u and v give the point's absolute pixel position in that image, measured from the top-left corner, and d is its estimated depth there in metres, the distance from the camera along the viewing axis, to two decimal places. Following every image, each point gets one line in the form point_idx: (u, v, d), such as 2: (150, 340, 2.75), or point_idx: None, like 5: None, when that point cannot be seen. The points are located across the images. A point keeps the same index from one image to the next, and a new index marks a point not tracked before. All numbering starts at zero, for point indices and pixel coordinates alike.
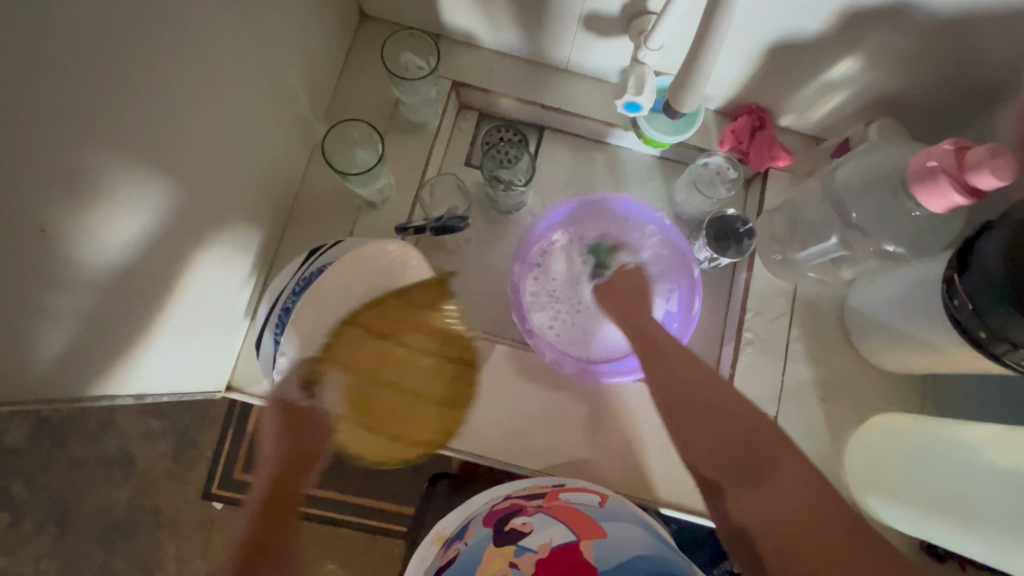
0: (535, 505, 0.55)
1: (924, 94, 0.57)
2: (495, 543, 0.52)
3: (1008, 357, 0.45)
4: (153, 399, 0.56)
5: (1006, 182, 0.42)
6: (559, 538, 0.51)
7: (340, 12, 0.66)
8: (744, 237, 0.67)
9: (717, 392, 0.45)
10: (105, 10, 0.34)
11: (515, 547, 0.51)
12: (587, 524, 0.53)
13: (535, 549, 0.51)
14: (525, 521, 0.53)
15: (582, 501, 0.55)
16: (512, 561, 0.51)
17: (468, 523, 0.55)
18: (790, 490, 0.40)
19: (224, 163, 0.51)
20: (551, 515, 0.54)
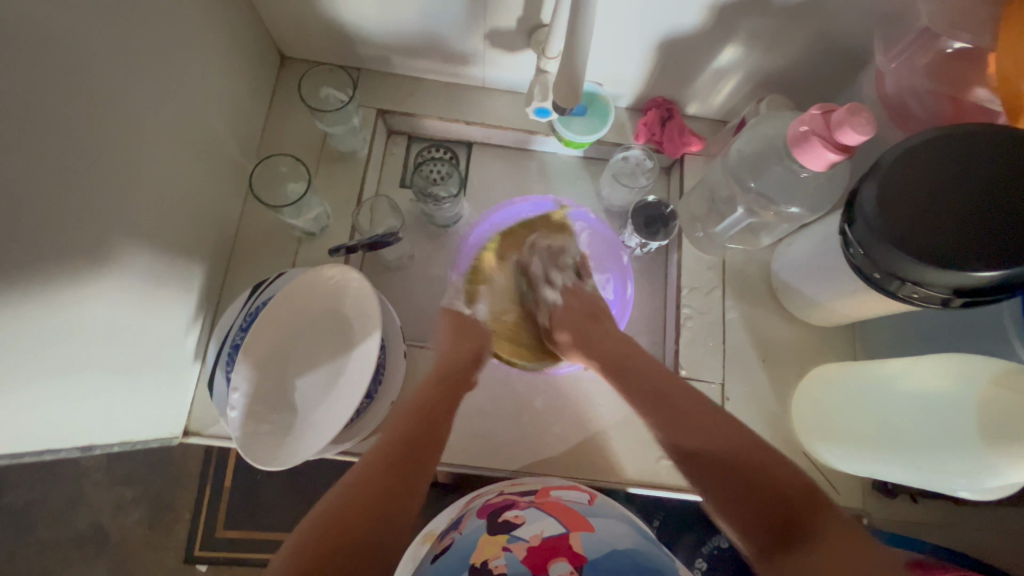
0: (527, 501, 0.54)
1: (799, 70, 0.63)
2: (489, 532, 0.50)
3: (902, 292, 0.50)
4: (104, 451, 0.54)
5: (867, 135, 0.47)
6: (551, 530, 0.49)
7: (259, 57, 0.69)
8: (670, 220, 0.71)
9: (729, 427, 0.47)
10: (15, 77, 0.36)
11: (507, 535, 0.49)
12: (575, 518, 0.51)
13: (528, 538, 0.49)
14: (517, 513, 0.52)
15: (572, 498, 0.55)
16: (505, 547, 0.48)
17: (463, 515, 0.54)
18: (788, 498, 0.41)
19: (158, 210, 0.53)
20: (542, 509, 0.52)
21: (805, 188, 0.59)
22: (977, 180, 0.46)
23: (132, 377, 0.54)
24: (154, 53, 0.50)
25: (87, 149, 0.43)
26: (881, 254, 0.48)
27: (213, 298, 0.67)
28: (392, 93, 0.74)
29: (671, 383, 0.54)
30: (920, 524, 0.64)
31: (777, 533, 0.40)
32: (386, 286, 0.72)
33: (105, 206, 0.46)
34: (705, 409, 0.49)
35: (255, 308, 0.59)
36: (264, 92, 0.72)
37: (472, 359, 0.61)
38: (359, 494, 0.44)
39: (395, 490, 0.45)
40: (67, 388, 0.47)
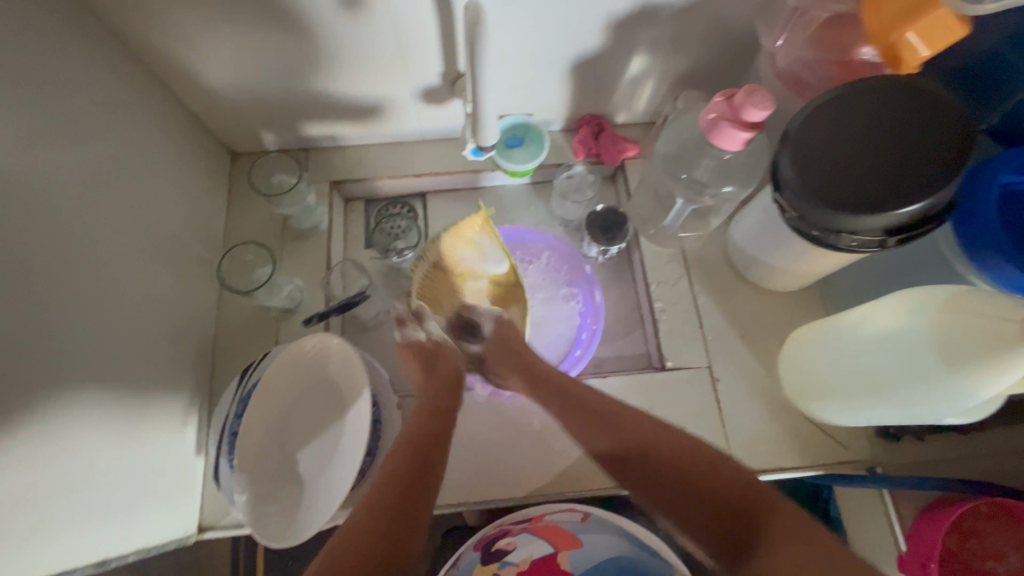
0: (520, 526, 0.54)
1: (704, 65, 0.68)
2: (483, 562, 0.54)
3: (840, 243, 0.52)
4: (119, 563, 0.54)
5: (769, 110, 0.51)
6: (539, 552, 0.55)
7: (210, 159, 0.74)
8: (624, 223, 0.73)
9: (664, 430, 0.51)
10: None
11: (498, 561, 0.54)
12: (564, 539, 0.55)
13: (517, 562, 0.54)
14: (509, 540, 0.54)
15: (564, 519, 0.55)
16: (496, 572, 0.54)
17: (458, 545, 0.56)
18: (709, 462, 0.46)
19: (133, 318, 0.56)
20: (535, 532, 0.54)
21: (734, 167, 0.63)
22: (881, 126, 0.49)
23: (137, 486, 0.55)
24: (105, 173, 0.54)
25: (50, 275, 0.46)
26: (812, 214, 0.51)
27: (204, 393, 0.68)
28: (341, 164, 0.79)
29: (596, 393, 0.58)
30: (923, 463, 0.64)
31: (731, 541, 0.42)
32: (369, 344, 0.74)
33: (78, 324, 0.49)
34: (642, 424, 0.52)
35: (247, 390, 0.61)
36: (221, 189, 0.76)
37: (455, 378, 0.64)
38: (353, 543, 0.43)
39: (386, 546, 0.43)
40: (77, 506, 0.48)
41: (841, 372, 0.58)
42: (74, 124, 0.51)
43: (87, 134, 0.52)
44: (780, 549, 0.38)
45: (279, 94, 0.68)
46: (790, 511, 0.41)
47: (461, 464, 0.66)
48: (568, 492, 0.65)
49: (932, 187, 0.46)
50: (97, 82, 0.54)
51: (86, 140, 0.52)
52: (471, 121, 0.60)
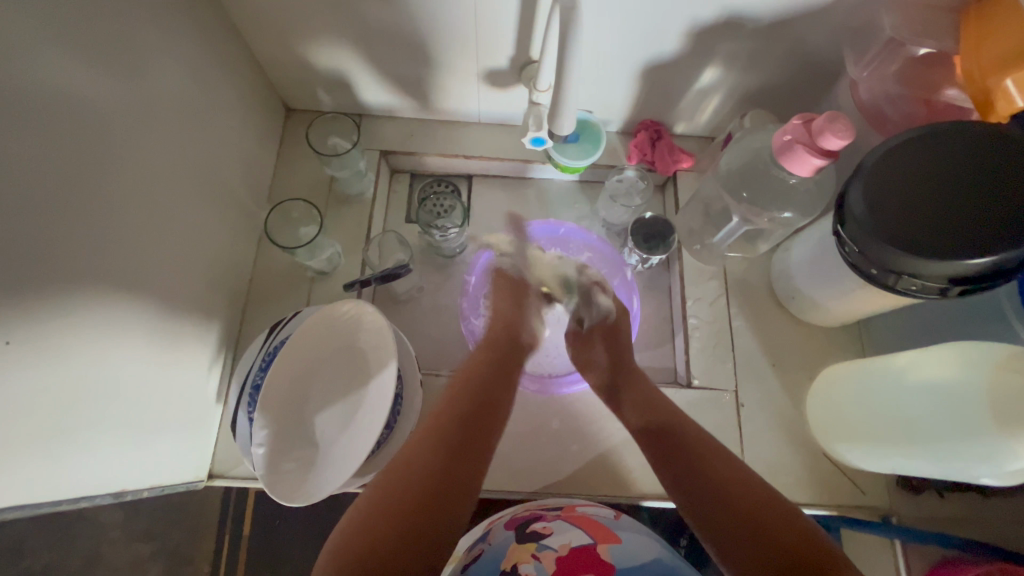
0: (553, 513, 0.54)
1: (776, 86, 0.67)
2: (517, 541, 0.51)
3: (899, 286, 0.51)
4: (133, 496, 0.55)
5: (848, 140, 0.50)
6: (579, 539, 0.50)
7: (266, 111, 0.74)
8: (669, 234, 0.72)
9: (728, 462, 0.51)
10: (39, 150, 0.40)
11: (535, 543, 0.50)
12: (602, 531, 0.52)
13: (556, 547, 0.50)
14: (544, 525, 0.52)
15: (597, 513, 0.54)
16: (535, 555, 0.49)
17: (489, 524, 0.54)
18: (774, 516, 0.46)
19: (172, 256, 0.56)
20: (571, 522, 0.52)
21: (795, 193, 0.61)
22: (961, 173, 0.48)
23: (156, 423, 0.55)
24: (163, 108, 0.53)
25: (102, 202, 0.46)
26: (875, 250, 0.50)
27: (231, 342, 0.68)
28: (394, 135, 0.78)
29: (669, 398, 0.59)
30: (946, 519, 0.63)
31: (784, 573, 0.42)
32: (399, 318, 0.74)
33: (119, 253, 0.49)
34: (733, 469, 0.50)
35: (273, 346, 0.61)
36: (273, 142, 0.76)
37: (511, 341, 0.64)
38: (396, 493, 0.45)
39: (424, 509, 0.45)
40: (93, 433, 0.48)
41: (876, 416, 0.57)
42: (140, 54, 0.50)
43: (153, 67, 0.52)
44: None
45: (344, 55, 0.68)
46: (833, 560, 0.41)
47: None
48: (578, 495, 0.65)
49: (1006, 242, 0.45)
50: (171, 17, 0.54)
51: (151, 71, 0.52)
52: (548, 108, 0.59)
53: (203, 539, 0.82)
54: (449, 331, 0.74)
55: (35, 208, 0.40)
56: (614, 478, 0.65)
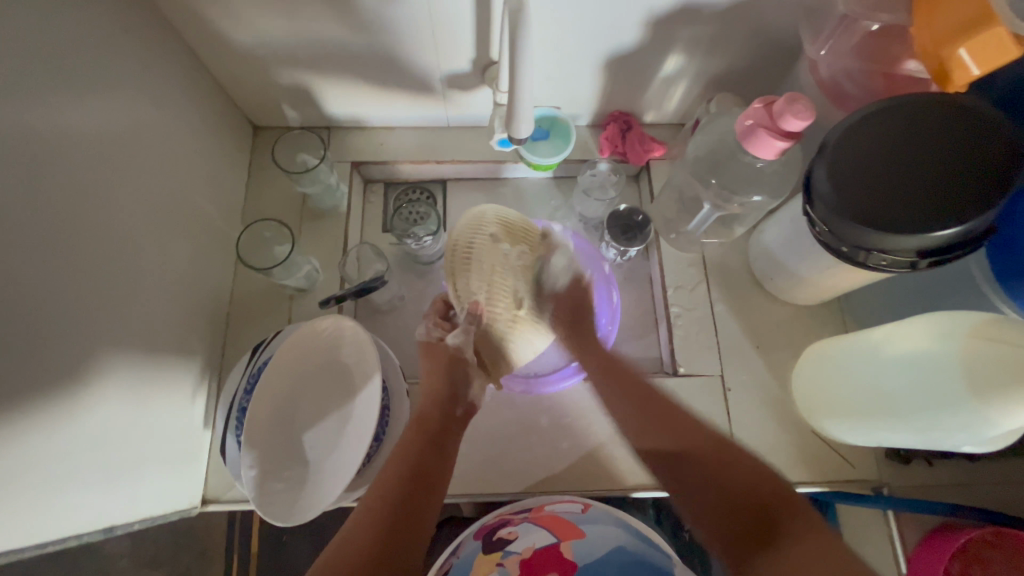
0: (521, 516, 0.55)
1: (739, 69, 0.67)
2: (484, 552, 0.53)
3: (870, 261, 0.51)
4: (123, 529, 0.55)
5: (808, 120, 0.50)
6: (543, 541, 0.53)
7: (233, 131, 0.73)
8: (645, 225, 0.73)
9: (693, 424, 0.51)
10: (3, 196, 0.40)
11: (501, 551, 0.53)
12: (564, 527, 0.54)
13: (521, 551, 0.53)
14: (511, 529, 0.54)
15: (565, 510, 0.55)
16: (499, 562, 0.52)
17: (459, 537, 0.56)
18: (744, 469, 0.46)
19: (147, 289, 0.55)
20: (536, 523, 0.54)
21: (765, 176, 0.61)
22: (912, 156, 0.48)
23: (143, 455, 0.55)
24: (126, 139, 0.53)
25: (71, 241, 0.46)
26: (842, 229, 0.50)
27: (215, 366, 0.68)
28: (364, 145, 0.78)
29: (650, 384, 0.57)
30: (936, 486, 0.64)
31: (755, 533, 0.43)
32: (382, 328, 0.74)
33: (94, 289, 0.48)
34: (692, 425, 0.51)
35: (256, 368, 0.61)
36: (242, 162, 0.76)
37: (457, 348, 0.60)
38: (368, 510, 0.48)
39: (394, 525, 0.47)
40: (81, 468, 0.48)
41: (857, 391, 0.57)
42: (100, 89, 0.50)
43: (112, 99, 0.51)
44: (799, 546, 0.40)
45: (307, 70, 0.67)
46: (805, 515, 0.43)
47: (468, 454, 0.66)
48: (572, 491, 0.65)
49: (971, 212, 0.45)
50: (127, 46, 0.54)
51: (110, 103, 0.51)
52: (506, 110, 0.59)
53: (209, 562, 0.82)
54: None
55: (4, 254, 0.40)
56: (607, 472, 0.66)
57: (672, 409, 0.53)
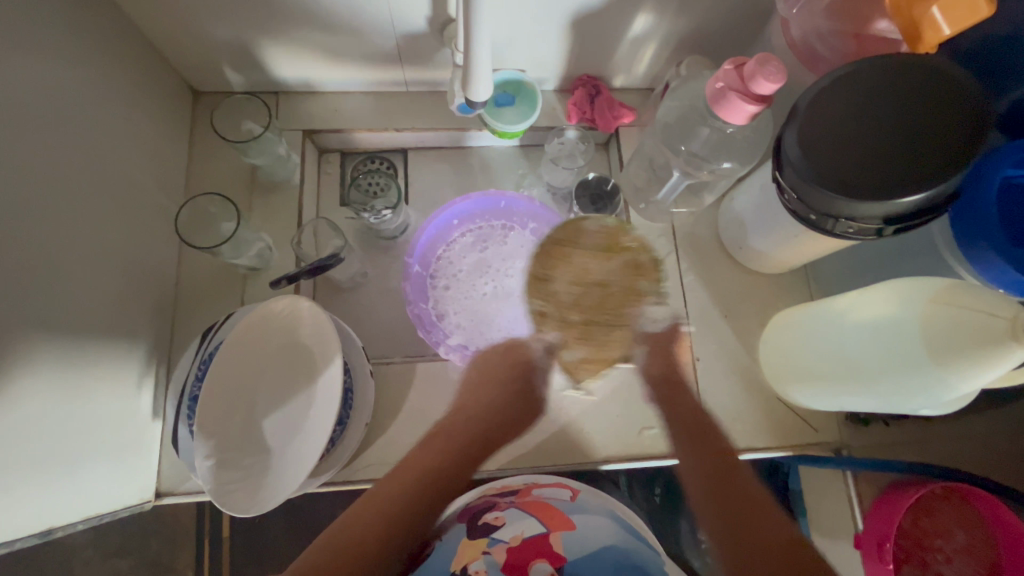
0: (508, 500, 0.55)
1: (711, 29, 0.64)
2: (470, 537, 0.51)
3: (837, 228, 0.51)
4: (68, 531, 0.51)
5: (778, 82, 0.48)
6: (531, 530, 0.50)
7: (168, 96, 0.67)
8: (613, 194, 0.71)
9: (756, 512, 0.53)
10: None
11: (487, 538, 0.50)
12: (556, 517, 0.52)
13: (508, 540, 0.50)
14: (497, 515, 0.53)
15: (553, 496, 0.55)
16: (485, 550, 0.49)
17: (444, 521, 0.55)
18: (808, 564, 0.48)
19: (79, 275, 0.50)
20: (523, 509, 0.53)
21: (736, 142, 0.59)
22: (879, 119, 0.47)
23: (85, 452, 0.51)
24: (41, 105, 0.47)
25: None
26: (812, 196, 0.49)
27: (163, 352, 0.64)
28: (317, 112, 0.73)
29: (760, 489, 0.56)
30: (896, 445, 0.65)
31: None
32: (344, 308, 0.70)
33: (13, 277, 0.43)
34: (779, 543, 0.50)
35: (208, 353, 0.57)
36: (181, 131, 0.69)
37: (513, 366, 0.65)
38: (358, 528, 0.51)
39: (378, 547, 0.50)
40: (11, 471, 0.44)
41: (822, 357, 0.58)
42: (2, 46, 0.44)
43: (20, 60, 0.45)
44: None
45: (249, 28, 0.61)
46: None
47: None
48: (544, 466, 0.64)
49: (937, 176, 0.45)
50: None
51: (17, 63, 0.45)
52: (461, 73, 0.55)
53: (175, 551, 0.80)
54: (399, 315, 0.71)
55: None
56: (579, 445, 0.65)
57: (771, 523, 0.52)
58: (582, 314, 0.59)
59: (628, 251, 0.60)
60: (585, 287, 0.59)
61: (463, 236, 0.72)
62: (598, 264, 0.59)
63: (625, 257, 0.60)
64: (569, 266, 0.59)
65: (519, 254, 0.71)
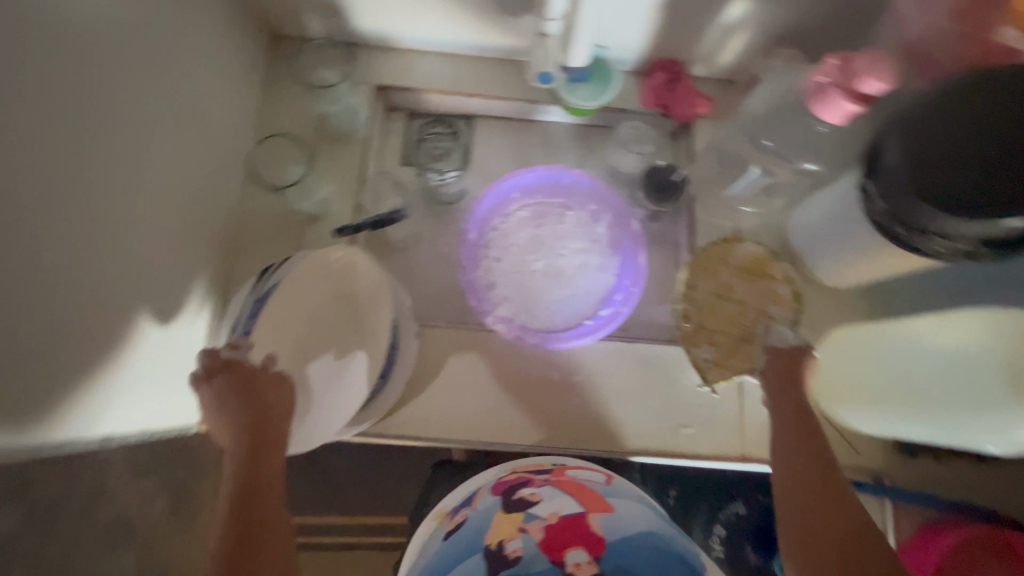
0: (542, 479, 0.54)
1: (812, 20, 0.61)
2: (503, 509, 0.49)
3: (925, 246, 0.48)
4: (124, 441, 0.53)
5: (888, 83, 0.45)
6: (569, 508, 0.49)
7: (250, 35, 0.67)
8: (679, 185, 0.69)
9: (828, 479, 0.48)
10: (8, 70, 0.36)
11: (523, 514, 0.48)
12: (595, 500, 0.50)
13: (544, 516, 0.48)
14: (533, 491, 0.51)
15: (587, 478, 0.54)
16: (521, 527, 0.47)
17: (474, 492, 0.54)
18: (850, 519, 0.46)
19: (158, 199, 0.52)
20: (558, 487, 0.52)
21: (823, 143, 0.56)
22: (998, 136, 0.44)
23: (143, 368, 0.53)
24: (139, 26, 0.48)
25: (80, 133, 0.42)
26: (906, 209, 0.46)
27: (219, 285, 0.66)
28: (390, 67, 0.72)
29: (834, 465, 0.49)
30: (940, 480, 0.63)
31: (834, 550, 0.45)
32: (394, 266, 0.71)
33: (100, 191, 0.45)
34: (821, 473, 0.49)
35: (264, 291, 0.58)
36: (258, 72, 0.70)
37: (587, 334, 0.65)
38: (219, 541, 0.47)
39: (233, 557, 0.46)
40: (79, 377, 0.46)
41: None
42: None
43: None
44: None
45: None
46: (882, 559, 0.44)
47: (473, 402, 0.65)
48: (574, 450, 0.64)
49: None
50: None
51: None
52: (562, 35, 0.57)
53: None
54: (447, 281, 0.71)
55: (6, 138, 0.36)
56: (614, 433, 0.65)
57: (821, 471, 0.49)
58: (719, 325, 0.65)
59: (772, 278, 0.66)
60: (720, 304, 0.66)
61: (518, 209, 0.70)
62: (727, 283, 0.67)
63: (709, 292, 0.66)
64: (716, 280, 0.67)
65: (574, 232, 0.70)
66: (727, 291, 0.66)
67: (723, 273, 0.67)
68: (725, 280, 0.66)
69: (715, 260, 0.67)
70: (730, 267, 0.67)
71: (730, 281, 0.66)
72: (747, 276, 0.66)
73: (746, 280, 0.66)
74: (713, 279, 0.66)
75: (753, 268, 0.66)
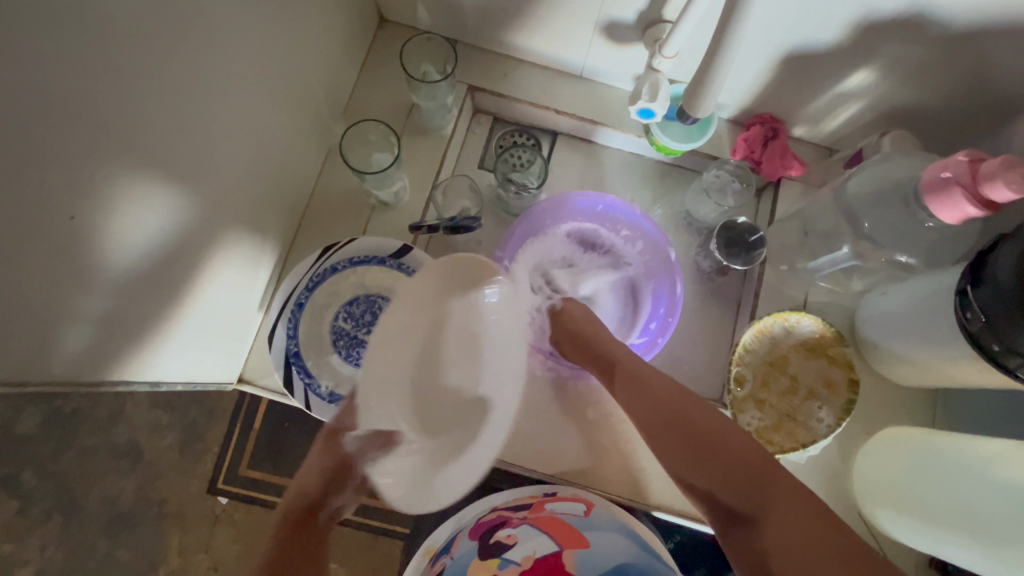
0: (521, 517, 0.60)
1: (937, 107, 0.58)
2: (481, 553, 0.60)
3: (1020, 370, 0.45)
4: (168, 388, 0.55)
5: (1020, 196, 0.41)
6: (543, 546, 0.62)
7: (361, 15, 0.68)
8: (755, 246, 0.66)
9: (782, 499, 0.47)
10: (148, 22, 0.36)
11: (501, 557, 0.61)
12: (569, 534, 0.61)
13: (520, 558, 0.62)
14: (510, 533, 0.60)
15: (565, 512, 0.60)
16: (498, 568, 0.61)
17: (456, 532, 0.59)
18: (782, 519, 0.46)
19: (247, 165, 0.53)
20: (536, 526, 0.60)
21: (925, 238, 0.53)
22: None
23: (199, 323, 0.54)
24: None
25: (196, 88, 0.43)
26: (1008, 328, 0.43)
27: (283, 252, 0.67)
28: (488, 70, 0.72)
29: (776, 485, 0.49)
30: None
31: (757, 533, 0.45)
32: None
33: (200, 148, 0.45)
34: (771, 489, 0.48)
35: (320, 271, 0.63)
36: (359, 53, 0.71)
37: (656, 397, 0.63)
38: None
39: None
40: (139, 322, 0.46)
41: (939, 495, 0.52)
42: None
43: None
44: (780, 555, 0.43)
45: None
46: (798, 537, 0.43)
47: None
48: (595, 490, 0.62)
49: None
50: None
51: None
52: (691, 87, 0.55)
53: None
54: None
55: (132, 84, 0.36)
56: (639, 483, 0.63)
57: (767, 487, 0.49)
58: (769, 396, 0.65)
59: (829, 358, 0.64)
60: (774, 376, 0.65)
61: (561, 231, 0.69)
62: (786, 357, 0.65)
63: (766, 361, 0.65)
64: (774, 351, 0.65)
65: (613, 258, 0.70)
66: (784, 363, 0.65)
67: (783, 344, 0.65)
68: (786, 354, 0.65)
69: (775, 333, 0.65)
70: (790, 340, 0.65)
71: (788, 356, 0.65)
72: (805, 353, 0.65)
73: (805, 356, 0.65)
74: (773, 349, 0.65)
75: (814, 347, 0.64)
